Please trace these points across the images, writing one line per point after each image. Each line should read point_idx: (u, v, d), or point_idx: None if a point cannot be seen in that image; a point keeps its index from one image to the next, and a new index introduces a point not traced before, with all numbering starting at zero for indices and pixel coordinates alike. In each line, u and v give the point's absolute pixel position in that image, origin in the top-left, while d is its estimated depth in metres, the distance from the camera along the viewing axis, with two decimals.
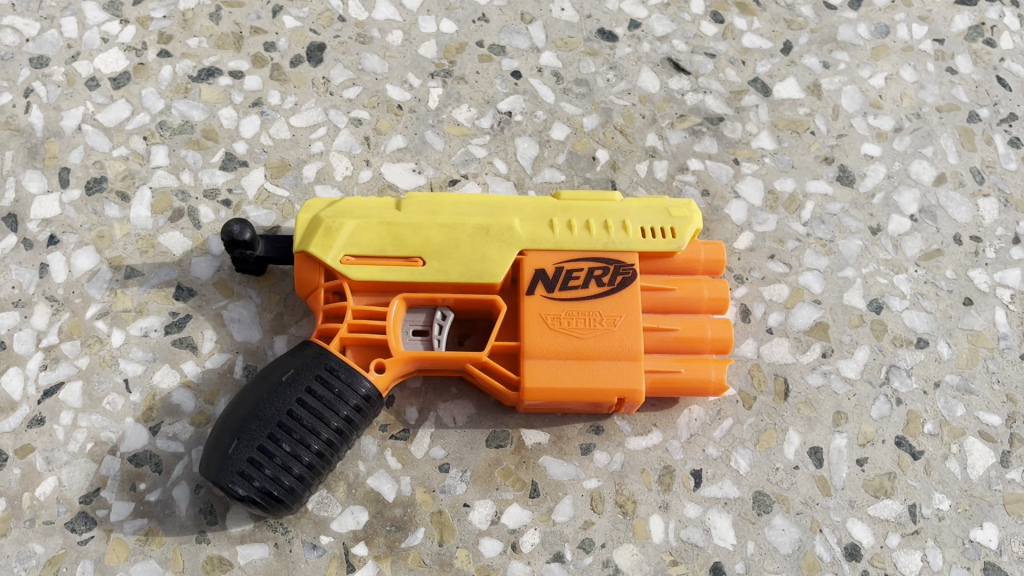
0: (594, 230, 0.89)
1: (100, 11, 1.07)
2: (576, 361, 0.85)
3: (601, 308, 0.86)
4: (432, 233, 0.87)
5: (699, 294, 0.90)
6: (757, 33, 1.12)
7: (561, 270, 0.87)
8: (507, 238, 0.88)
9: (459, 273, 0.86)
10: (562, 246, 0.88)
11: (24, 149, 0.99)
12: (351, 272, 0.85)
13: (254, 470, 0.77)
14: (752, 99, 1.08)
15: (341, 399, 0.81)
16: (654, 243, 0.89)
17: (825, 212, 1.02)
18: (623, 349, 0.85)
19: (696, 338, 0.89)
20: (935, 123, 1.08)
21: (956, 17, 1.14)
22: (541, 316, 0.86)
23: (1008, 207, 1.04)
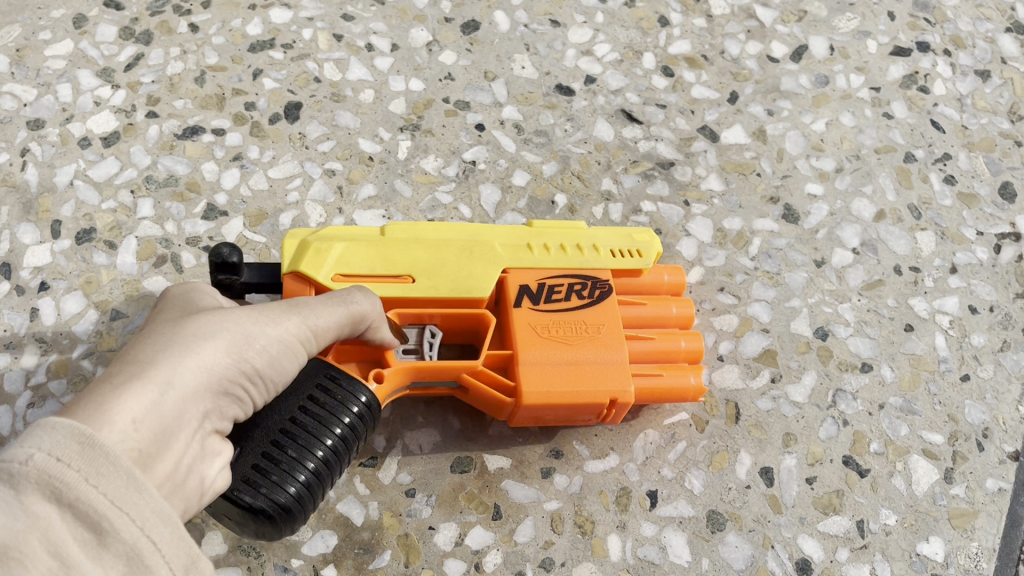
0: (569, 252, 0.95)
1: (93, 78, 1.15)
2: (568, 364, 0.87)
3: (583, 317, 0.91)
4: (418, 254, 0.91)
5: (669, 310, 0.96)
6: (705, 85, 1.20)
7: (544, 285, 0.92)
8: (490, 257, 0.92)
9: (448, 288, 0.90)
10: (541, 265, 0.93)
11: (19, 203, 1.06)
12: (344, 290, 0.87)
13: (269, 488, 0.72)
14: (700, 145, 1.15)
15: (344, 406, 0.79)
16: (626, 262, 0.96)
17: (771, 247, 1.08)
18: (611, 353, 0.89)
19: (671, 348, 0.94)
20: (874, 164, 1.15)
21: (891, 67, 1.23)
22: (530, 326, 0.89)
23: (944, 239, 1.10)
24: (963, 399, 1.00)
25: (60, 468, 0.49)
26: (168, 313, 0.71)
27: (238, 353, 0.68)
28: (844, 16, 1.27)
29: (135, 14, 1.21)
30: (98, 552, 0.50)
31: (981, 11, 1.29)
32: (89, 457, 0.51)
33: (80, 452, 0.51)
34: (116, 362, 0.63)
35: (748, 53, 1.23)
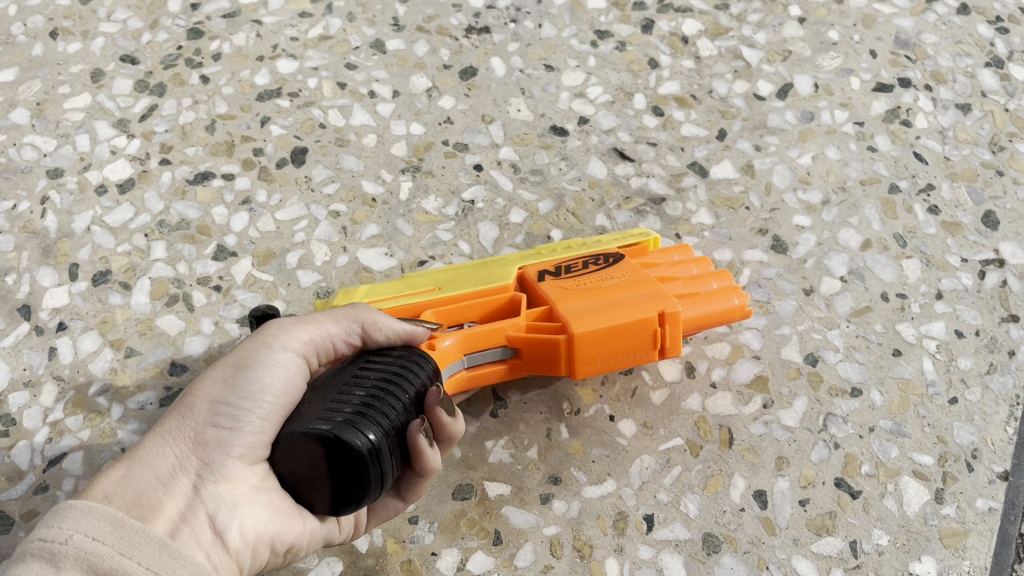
0: (572, 246, 1.02)
1: (110, 129, 1.21)
2: (607, 300, 0.90)
3: (607, 270, 0.95)
4: (438, 275, 0.98)
5: (687, 267, 1.01)
6: (694, 123, 1.25)
7: (561, 264, 0.98)
8: (503, 262, 0.99)
9: (473, 283, 0.96)
10: (552, 256, 1.00)
11: (39, 248, 1.11)
12: (380, 308, 0.93)
13: (348, 424, 0.71)
14: (690, 181, 1.19)
15: (412, 366, 0.82)
16: (631, 240, 1.03)
17: (761, 276, 1.12)
18: (645, 287, 0.92)
19: (699, 285, 0.98)
20: (859, 196, 1.19)
21: (874, 102, 1.27)
22: (557, 288, 0.94)
23: (930, 266, 1.13)
24: (952, 421, 1.03)
25: (91, 545, 0.64)
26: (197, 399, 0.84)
27: (211, 405, 0.78)
28: (828, 54, 1.32)
29: (149, 68, 1.27)
30: None
31: (960, 47, 1.34)
32: (115, 535, 0.66)
33: (110, 530, 0.66)
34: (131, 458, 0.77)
35: (736, 91, 1.28)
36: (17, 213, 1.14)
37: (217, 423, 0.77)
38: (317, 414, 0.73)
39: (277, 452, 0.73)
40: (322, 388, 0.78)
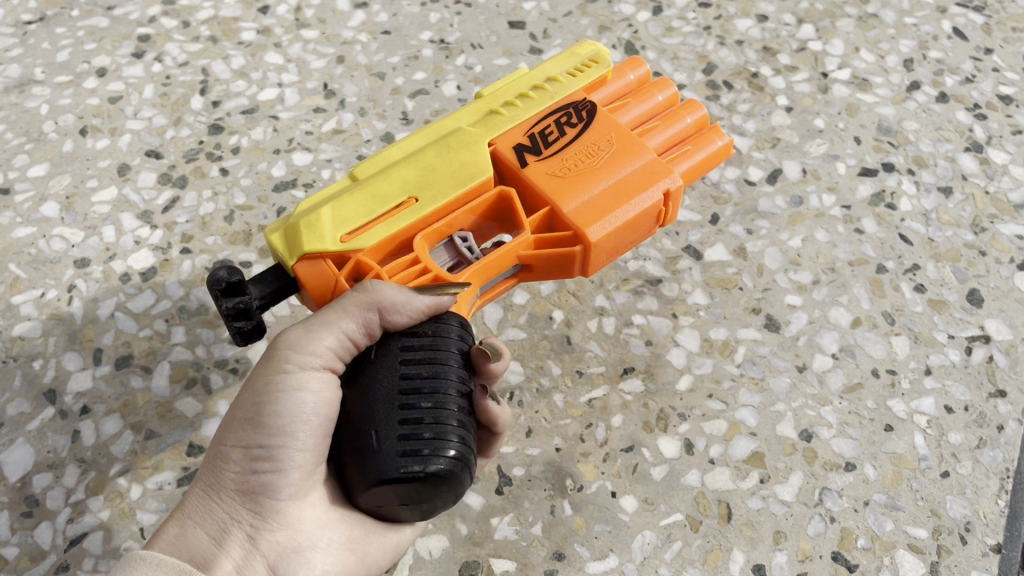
0: (533, 96, 1.04)
1: (134, 220, 1.27)
2: (607, 188, 0.95)
3: (590, 142, 0.99)
4: (403, 178, 0.95)
5: (654, 99, 1.08)
6: (688, 208, 1.31)
7: (534, 137, 1.00)
8: (471, 142, 0.98)
9: (453, 187, 0.95)
10: (517, 123, 1.01)
11: (66, 334, 1.16)
12: (360, 244, 0.90)
13: (427, 453, 0.78)
14: (685, 263, 1.25)
15: (438, 348, 0.85)
16: (589, 74, 1.06)
17: (755, 354, 1.16)
18: (639, 157, 0.97)
19: (675, 120, 1.06)
20: (848, 275, 1.24)
21: (859, 186, 1.33)
22: (548, 167, 0.96)
23: (918, 343, 1.18)
24: (944, 494, 1.06)
25: None
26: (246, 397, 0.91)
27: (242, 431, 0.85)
28: (815, 141, 1.38)
29: (172, 162, 1.33)
30: None
31: (941, 133, 1.39)
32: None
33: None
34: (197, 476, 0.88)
35: (727, 177, 1.34)
36: (44, 301, 1.19)
37: (256, 466, 0.84)
38: (387, 442, 0.78)
39: (360, 489, 0.80)
40: (376, 402, 0.81)
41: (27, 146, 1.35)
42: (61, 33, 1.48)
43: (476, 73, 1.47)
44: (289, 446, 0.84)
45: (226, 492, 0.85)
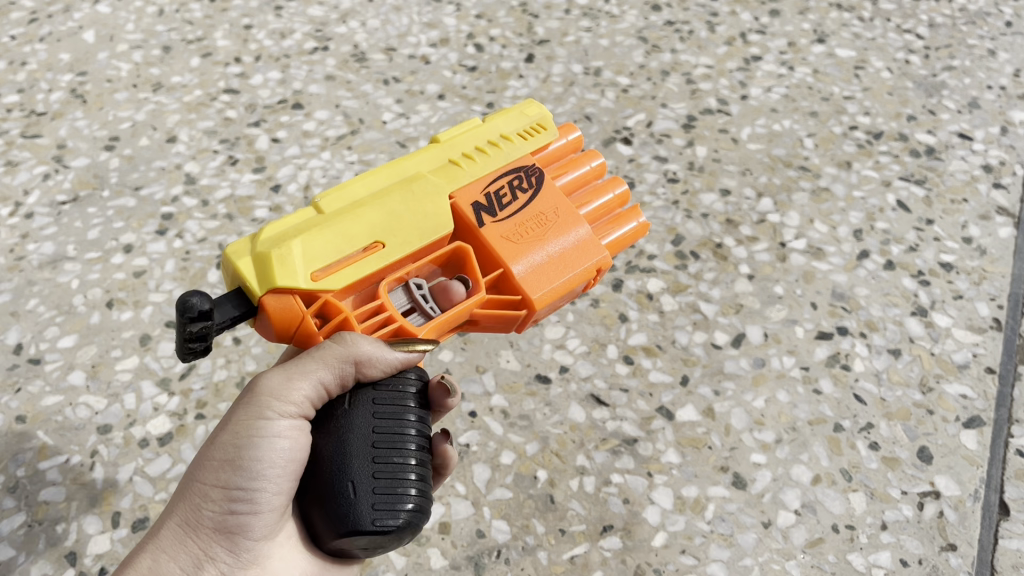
0: (488, 151, 1.15)
1: (153, 387, 1.39)
2: (554, 260, 1.08)
3: (539, 209, 1.11)
4: (369, 219, 1.02)
5: (590, 166, 1.22)
6: (660, 370, 1.43)
7: (489, 195, 1.10)
8: (436, 191, 1.07)
9: (417, 237, 1.03)
10: (474, 178, 1.11)
11: (87, 497, 1.26)
12: (329, 284, 0.97)
13: (395, 506, 0.91)
14: (659, 423, 1.36)
15: (402, 407, 0.98)
16: (537, 137, 1.19)
17: (724, 510, 1.26)
18: (579, 230, 1.11)
19: (607, 192, 1.21)
20: (808, 434, 1.35)
21: (816, 348, 1.46)
22: (501, 230, 1.08)
23: (874, 499, 1.28)
24: None
25: None
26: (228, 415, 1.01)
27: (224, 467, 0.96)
28: (775, 306, 1.52)
29: None
30: None
31: (889, 298, 1.53)
32: None
33: None
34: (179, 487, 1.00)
35: (695, 341, 1.47)
36: (68, 467, 1.30)
37: (232, 506, 0.97)
38: (360, 490, 0.91)
39: (329, 533, 0.92)
40: (352, 457, 0.92)
41: (58, 318, 1.48)
42: (92, 212, 1.65)
43: None
44: (265, 492, 0.96)
45: (202, 526, 0.97)
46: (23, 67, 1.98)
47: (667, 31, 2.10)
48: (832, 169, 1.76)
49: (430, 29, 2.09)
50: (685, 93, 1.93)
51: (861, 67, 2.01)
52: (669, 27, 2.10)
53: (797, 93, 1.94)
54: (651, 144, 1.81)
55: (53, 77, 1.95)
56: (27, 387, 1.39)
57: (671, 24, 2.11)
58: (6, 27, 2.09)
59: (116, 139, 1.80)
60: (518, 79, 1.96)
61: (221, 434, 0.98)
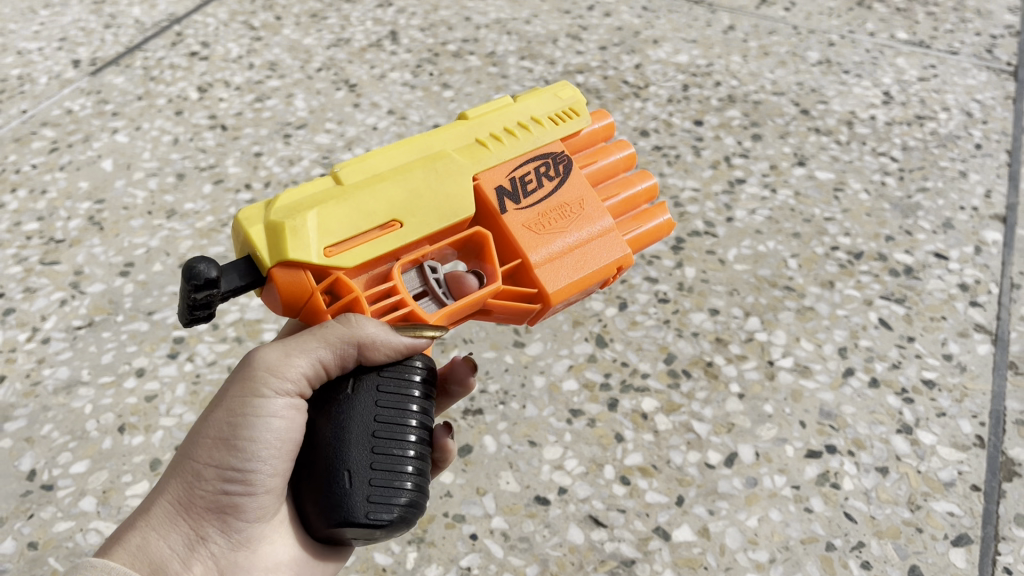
0: (517, 135, 1.25)
1: None
2: (571, 254, 1.19)
3: (562, 200, 1.22)
4: (389, 199, 1.11)
5: (617, 159, 1.33)
6: (656, 490, 1.47)
7: (512, 181, 1.20)
8: (457, 174, 1.17)
9: (434, 220, 1.13)
10: (498, 161, 1.22)
11: None
12: (343, 261, 1.05)
13: (390, 500, 0.97)
14: (655, 543, 1.40)
15: (403, 403, 1.04)
16: (568, 122, 1.30)
17: None
18: (599, 224, 1.22)
19: (633, 194, 1.32)
20: (801, 553, 1.38)
21: (806, 466, 1.50)
22: (522, 217, 1.18)
23: None
24: None
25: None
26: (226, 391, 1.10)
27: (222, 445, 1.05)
28: (765, 424, 1.57)
29: None
30: None
31: (875, 415, 1.59)
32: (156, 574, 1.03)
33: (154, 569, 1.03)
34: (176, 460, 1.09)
35: (689, 460, 1.51)
36: None
37: (225, 485, 1.06)
38: (358, 480, 0.97)
39: (322, 523, 0.99)
40: (351, 443, 0.99)
41: (71, 443, 1.52)
42: (107, 336, 1.71)
43: None
44: (259, 473, 1.05)
45: (195, 507, 1.06)
46: (44, 195, 2.08)
47: (655, 155, 2.22)
48: (816, 288, 1.85)
49: None
50: (673, 215, 2.03)
51: (840, 188, 2.12)
52: (657, 153, 2.23)
53: (781, 214, 2.04)
54: (642, 264, 1.90)
55: (72, 205, 2.05)
56: (39, 513, 1.42)
57: (658, 150, 2.24)
58: (29, 158, 2.20)
59: (131, 264, 1.88)
60: None
61: (216, 412, 1.07)
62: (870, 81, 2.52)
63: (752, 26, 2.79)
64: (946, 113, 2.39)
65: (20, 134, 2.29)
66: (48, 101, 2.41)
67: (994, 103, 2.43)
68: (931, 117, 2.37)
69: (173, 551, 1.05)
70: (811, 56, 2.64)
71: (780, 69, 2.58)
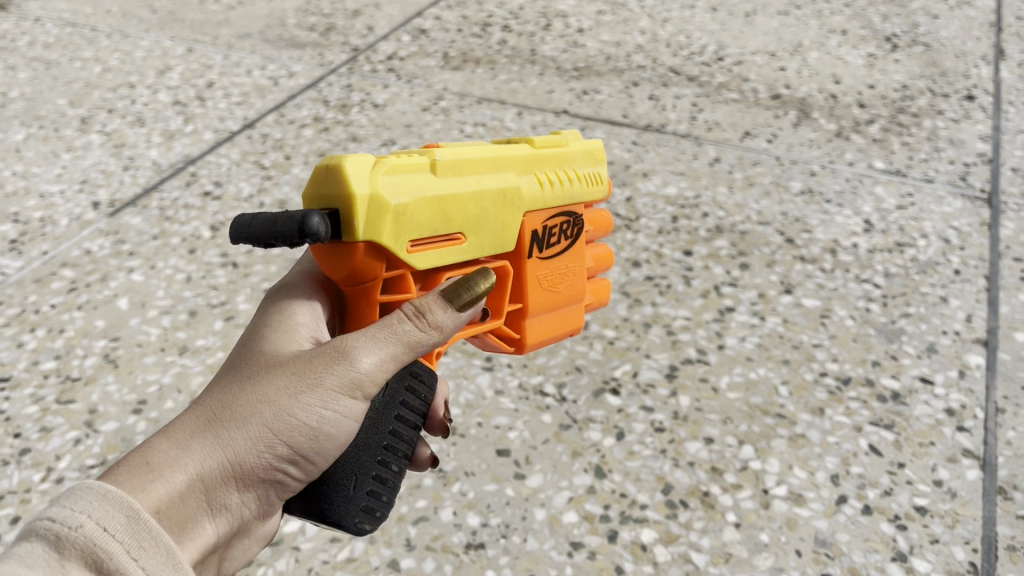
0: (565, 185, 1.52)
1: None
2: (549, 313, 1.59)
3: (563, 261, 1.58)
4: (463, 214, 1.32)
5: (606, 224, 1.69)
6: None
7: (544, 230, 1.50)
8: (515, 206, 1.41)
9: (483, 248, 1.38)
10: (544, 206, 1.47)
11: None
12: (417, 261, 1.26)
13: (373, 514, 1.21)
14: None
15: (405, 426, 1.29)
16: (597, 187, 1.61)
17: None
18: (577, 293, 1.64)
19: (600, 269, 1.73)
20: None
21: None
22: (537, 267, 1.51)
23: None
24: None
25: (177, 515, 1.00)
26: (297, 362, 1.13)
27: (295, 425, 1.10)
28: (762, 554, 1.60)
29: None
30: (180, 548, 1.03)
31: (869, 543, 1.62)
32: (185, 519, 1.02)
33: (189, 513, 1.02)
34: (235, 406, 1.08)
35: None
36: None
37: (276, 459, 1.10)
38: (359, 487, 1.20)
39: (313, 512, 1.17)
40: (364, 453, 1.22)
41: None
42: None
43: (469, 499, 1.72)
44: (309, 457, 1.12)
45: (242, 480, 1.07)
46: (61, 334, 2.17)
47: (647, 285, 2.32)
48: (806, 415, 1.90)
49: None
50: (666, 344, 2.11)
51: (827, 315, 2.20)
52: (649, 282, 2.33)
53: (770, 341, 2.12)
54: (637, 393, 1.96)
55: (89, 343, 2.13)
56: None
57: (650, 280, 2.34)
58: (48, 297, 2.30)
59: (144, 402, 1.95)
60: None
61: (298, 386, 1.10)
62: (850, 209, 2.65)
63: (737, 158, 2.94)
64: (925, 239, 2.50)
65: (40, 274, 2.40)
66: (68, 242, 2.54)
67: (970, 230, 2.54)
68: (910, 244, 2.48)
69: (206, 504, 1.04)
70: (794, 186, 2.77)
71: (765, 199, 2.71)
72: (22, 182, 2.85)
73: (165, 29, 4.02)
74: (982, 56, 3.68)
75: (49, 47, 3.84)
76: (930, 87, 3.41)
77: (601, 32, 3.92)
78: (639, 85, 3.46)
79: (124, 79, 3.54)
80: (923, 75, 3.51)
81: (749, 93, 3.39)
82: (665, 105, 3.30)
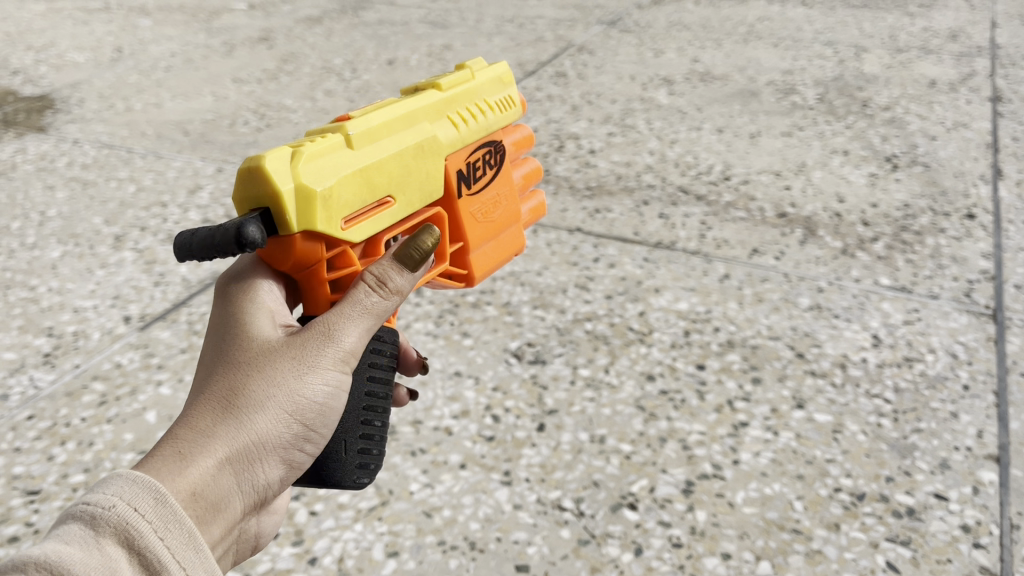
0: (475, 118, 1.79)
1: None
2: (489, 243, 1.89)
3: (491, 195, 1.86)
4: (383, 176, 1.55)
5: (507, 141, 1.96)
6: None
7: (467, 164, 1.76)
8: (434, 149, 1.67)
9: (415, 198, 1.64)
10: (460, 142, 1.74)
11: None
12: (351, 233, 1.50)
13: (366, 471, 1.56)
14: None
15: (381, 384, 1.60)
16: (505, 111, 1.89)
17: None
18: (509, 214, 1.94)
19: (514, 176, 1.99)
20: None
21: None
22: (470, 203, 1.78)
23: None
24: None
25: (214, 497, 1.24)
26: (275, 355, 1.37)
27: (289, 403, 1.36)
28: None
29: None
30: (214, 526, 1.26)
31: None
32: (216, 505, 1.25)
33: (224, 498, 1.26)
34: (231, 397, 1.32)
35: None
36: None
37: (284, 436, 1.36)
38: (349, 449, 1.52)
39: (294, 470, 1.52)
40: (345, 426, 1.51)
41: None
42: None
43: None
44: (312, 432, 1.41)
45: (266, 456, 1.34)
46: (90, 447, 2.22)
47: (662, 399, 2.37)
48: (822, 531, 1.92)
49: (452, 402, 2.37)
50: (681, 459, 2.15)
51: (839, 430, 2.24)
52: (663, 397, 2.38)
53: (783, 457, 2.15)
54: (654, 508, 1.99)
55: (117, 456, 2.19)
56: None
57: (664, 394, 2.39)
58: (79, 411, 2.37)
59: None
60: (531, 446, 2.20)
61: (283, 374, 1.36)
62: (858, 324, 2.72)
63: (746, 274, 3.03)
64: (933, 354, 2.56)
65: (72, 388, 2.47)
66: (100, 355, 2.63)
67: (976, 345, 2.61)
68: (918, 359, 2.54)
69: (236, 487, 1.29)
70: (802, 302, 2.85)
71: (774, 315, 2.79)
72: (57, 298, 2.96)
73: (197, 150, 4.23)
74: (980, 176, 3.81)
75: (87, 167, 4.04)
76: (931, 205, 3.53)
77: (612, 153, 4.09)
78: (649, 204, 3.59)
79: (156, 198, 3.71)
80: (924, 194, 3.64)
81: (756, 212, 3.51)
82: (675, 223, 3.42)
